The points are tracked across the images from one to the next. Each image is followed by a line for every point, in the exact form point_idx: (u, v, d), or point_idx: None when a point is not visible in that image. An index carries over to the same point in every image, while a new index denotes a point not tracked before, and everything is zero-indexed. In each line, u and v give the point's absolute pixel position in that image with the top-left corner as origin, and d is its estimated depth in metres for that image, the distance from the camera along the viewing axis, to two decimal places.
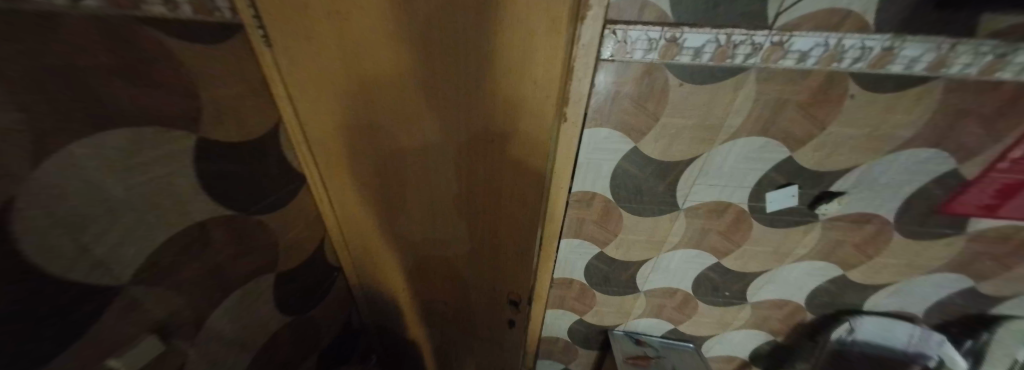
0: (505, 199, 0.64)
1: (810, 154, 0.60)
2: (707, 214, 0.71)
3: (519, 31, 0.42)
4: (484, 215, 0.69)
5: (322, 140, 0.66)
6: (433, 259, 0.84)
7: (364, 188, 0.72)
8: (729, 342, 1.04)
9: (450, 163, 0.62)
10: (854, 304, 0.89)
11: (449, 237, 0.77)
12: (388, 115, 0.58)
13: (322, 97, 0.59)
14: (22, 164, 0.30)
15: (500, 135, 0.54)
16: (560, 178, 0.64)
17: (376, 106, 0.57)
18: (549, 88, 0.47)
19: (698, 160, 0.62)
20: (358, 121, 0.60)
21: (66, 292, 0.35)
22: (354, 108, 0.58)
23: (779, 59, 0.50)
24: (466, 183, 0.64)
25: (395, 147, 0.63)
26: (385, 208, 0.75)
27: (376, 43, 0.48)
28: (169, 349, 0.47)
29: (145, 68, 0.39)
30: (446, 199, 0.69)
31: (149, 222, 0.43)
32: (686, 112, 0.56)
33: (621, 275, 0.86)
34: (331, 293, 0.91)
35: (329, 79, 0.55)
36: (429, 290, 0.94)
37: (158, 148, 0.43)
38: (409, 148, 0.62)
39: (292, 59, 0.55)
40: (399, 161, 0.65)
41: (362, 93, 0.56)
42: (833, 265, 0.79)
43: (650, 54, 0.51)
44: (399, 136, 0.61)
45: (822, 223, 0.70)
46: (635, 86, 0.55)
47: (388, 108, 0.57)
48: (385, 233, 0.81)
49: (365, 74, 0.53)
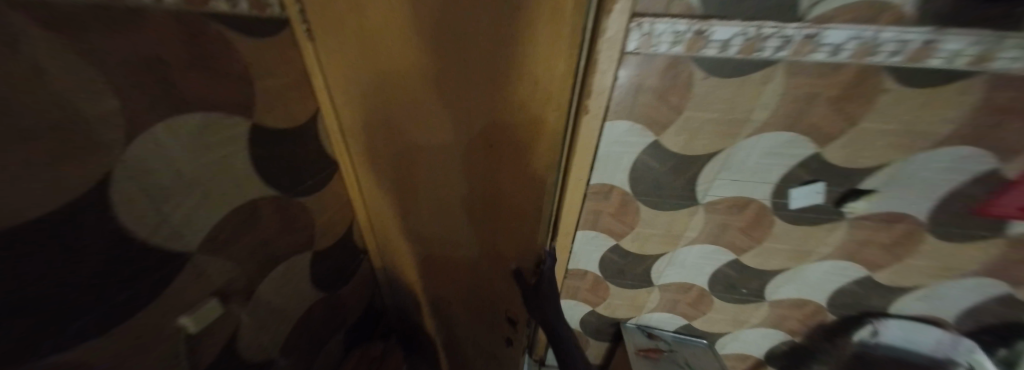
0: (518, 192, 0.66)
1: (838, 150, 0.59)
2: (727, 209, 0.71)
3: (541, 26, 0.44)
4: (496, 207, 0.71)
5: (352, 132, 0.71)
6: (449, 251, 0.87)
7: (386, 177, 0.76)
8: (743, 340, 1.04)
9: (466, 158, 0.65)
10: (879, 307, 0.86)
11: (461, 229, 0.79)
12: (411, 110, 0.61)
13: (355, 91, 0.63)
14: (117, 140, 0.35)
15: (517, 131, 0.57)
16: (576, 175, 0.64)
17: (396, 99, 0.61)
18: (561, 79, 0.49)
19: (721, 155, 0.62)
20: (384, 115, 0.64)
21: (149, 254, 0.41)
22: (377, 99, 0.62)
23: (810, 52, 0.49)
24: (483, 177, 0.67)
25: (414, 140, 0.66)
26: (406, 199, 0.79)
27: (397, 39, 0.53)
28: (226, 312, 0.53)
29: (209, 59, 0.44)
30: (463, 193, 0.71)
31: (213, 198, 0.48)
32: (710, 106, 0.57)
33: (636, 268, 0.87)
34: (355, 278, 0.95)
35: (358, 72, 0.60)
36: (443, 280, 0.96)
37: (219, 132, 0.48)
38: (429, 143, 0.65)
39: (331, 53, 0.59)
40: (416, 152, 0.68)
41: (389, 89, 0.60)
42: (858, 266, 0.77)
43: (676, 47, 0.51)
44: (416, 128, 0.64)
45: (848, 222, 0.69)
46: (659, 79, 0.55)
47: (412, 104, 0.60)
48: (406, 224, 0.85)
49: (387, 68, 0.57)
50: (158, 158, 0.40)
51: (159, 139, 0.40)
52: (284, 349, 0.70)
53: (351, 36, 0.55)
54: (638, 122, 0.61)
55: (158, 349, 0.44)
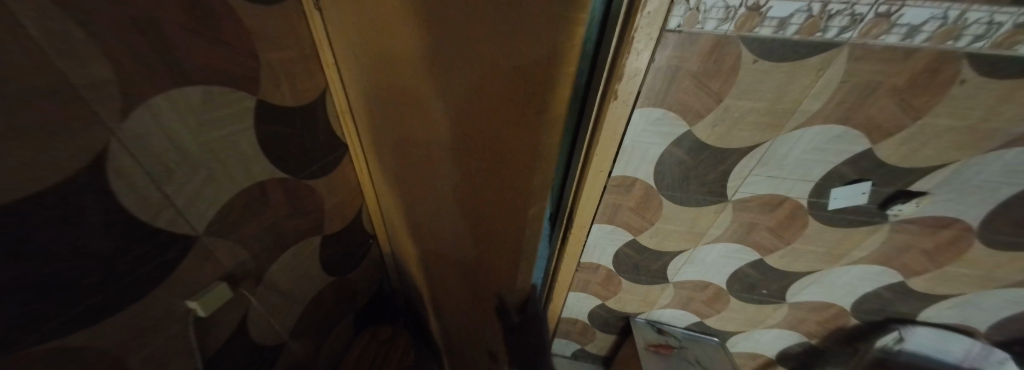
0: (516, 175, 0.70)
1: (893, 147, 0.54)
2: (758, 207, 0.66)
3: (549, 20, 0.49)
4: (493, 191, 0.74)
5: (358, 119, 0.69)
6: (447, 240, 0.87)
7: (392, 161, 0.75)
8: (756, 339, 1.01)
9: (465, 142, 0.67)
10: (907, 314, 0.82)
11: (458, 215, 0.80)
12: (418, 93, 0.61)
13: (363, 76, 0.62)
14: (112, 114, 0.32)
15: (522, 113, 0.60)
16: (580, 166, 0.66)
17: (400, 81, 0.60)
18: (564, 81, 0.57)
19: (759, 149, 0.57)
20: (391, 101, 0.64)
21: (154, 236, 0.39)
22: (382, 80, 0.61)
23: (881, 34, 0.43)
24: (485, 162, 0.68)
25: (416, 125, 0.66)
26: (410, 188, 0.79)
27: (406, 18, 0.53)
28: (235, 295, 0.52)
29: (211, 27, 0.41)
30: (465, 179, 0.72)
31: (219, 179, 0.45)
32: (756, 94, 0.51)
33: (652, 265, 0.83)
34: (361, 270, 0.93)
35: (365, 51, 0.58)
36: (446, 269, 0.95)
37: (224, 108, 0.44)
38: (429, 126, 0.66)
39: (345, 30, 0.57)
40: (418, 136, 0.68)
41: (395, 72, 0.59)
42: (893, 272, 0.73)
43: (725, 24, 0.46)
44: (417, 112, 0.64)
45: (889, 225, 0.64)
46: (700, 62, 0.50)
47: (416, 88, 0.61)
48: (409, 215, 0.85)
49: (393, 48, 0.56)
50: (160, 135, 0.37)
51: (159, 115, 0.37)
52: (294, 332, 0.70)
53: (366, 14, 0.53)
54: (672, 111, 0.56)
55: (167, 333, 0.42)
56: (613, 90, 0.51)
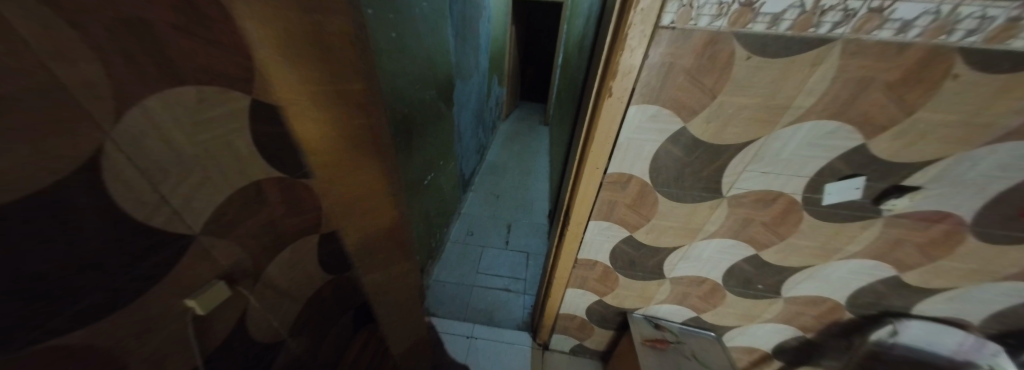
0: (362, 180, 0.68)
1: (887, 143, 0.54)
2: (753, 203, 0.66)
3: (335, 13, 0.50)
4: (367, 197, 0.71)
5: (326, 144, 0.60)
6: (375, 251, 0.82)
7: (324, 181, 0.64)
8: (753, 333, 1.02)
9: (353, 162, 0.64)
10: (901, 308, 0.83)
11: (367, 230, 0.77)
12: (320, 116, 0.57)
13: (321, 92, 0.55)
14: (106, 114, 0.33)
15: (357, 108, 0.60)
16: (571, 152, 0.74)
17: (317, 112, 0.56)
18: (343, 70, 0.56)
19: (754, 145, 0.57)
20: (307, 111, 0.55)
21: (151, 236, 0.39)
22: (303, 104, 0.55)
23: (874, 29, 0.43)
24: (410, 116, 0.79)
25: (327, 150, 0.61)
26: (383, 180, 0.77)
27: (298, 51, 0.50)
28: (233, 294, 0.52)
29: (204, 26, 0.41)
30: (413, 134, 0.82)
31: (214, 179, 0.46)
32: (750, 90, 0.51)
33: (648, 261, 0.84)
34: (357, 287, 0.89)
35: (291, 77, 0.51)
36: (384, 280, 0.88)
37: (218, 108, 0.45)
38: (337, 157, 0.62)
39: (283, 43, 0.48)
40: (326, 164, 0.62)
41: (309, 91, 0.54)
42: (887, 266, 0.73)
43: (718, 21, 0.46)
44: (319, 139, 0.59)
45: (883, 220, 0.64)
46: (693, 58, 0.50)
47: (325, 118, 0.57)
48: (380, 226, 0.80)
49: (310, 82, 0.53)
50: (153, 135, 0.37)
51: (153, 115, 0.37)
52: (294, 329, 0.71)
53: (283, 30, 0.48)
54: (667, 108, 0.56)
55: (165, 331, 0.43)
56: (610, 86, 0.55)
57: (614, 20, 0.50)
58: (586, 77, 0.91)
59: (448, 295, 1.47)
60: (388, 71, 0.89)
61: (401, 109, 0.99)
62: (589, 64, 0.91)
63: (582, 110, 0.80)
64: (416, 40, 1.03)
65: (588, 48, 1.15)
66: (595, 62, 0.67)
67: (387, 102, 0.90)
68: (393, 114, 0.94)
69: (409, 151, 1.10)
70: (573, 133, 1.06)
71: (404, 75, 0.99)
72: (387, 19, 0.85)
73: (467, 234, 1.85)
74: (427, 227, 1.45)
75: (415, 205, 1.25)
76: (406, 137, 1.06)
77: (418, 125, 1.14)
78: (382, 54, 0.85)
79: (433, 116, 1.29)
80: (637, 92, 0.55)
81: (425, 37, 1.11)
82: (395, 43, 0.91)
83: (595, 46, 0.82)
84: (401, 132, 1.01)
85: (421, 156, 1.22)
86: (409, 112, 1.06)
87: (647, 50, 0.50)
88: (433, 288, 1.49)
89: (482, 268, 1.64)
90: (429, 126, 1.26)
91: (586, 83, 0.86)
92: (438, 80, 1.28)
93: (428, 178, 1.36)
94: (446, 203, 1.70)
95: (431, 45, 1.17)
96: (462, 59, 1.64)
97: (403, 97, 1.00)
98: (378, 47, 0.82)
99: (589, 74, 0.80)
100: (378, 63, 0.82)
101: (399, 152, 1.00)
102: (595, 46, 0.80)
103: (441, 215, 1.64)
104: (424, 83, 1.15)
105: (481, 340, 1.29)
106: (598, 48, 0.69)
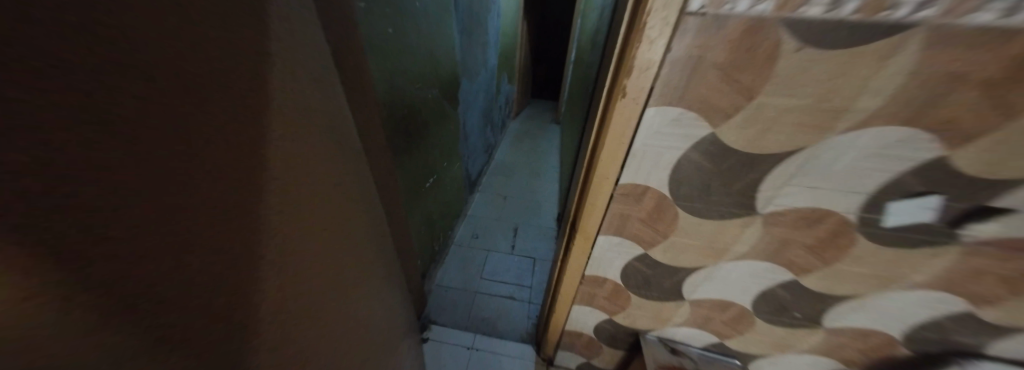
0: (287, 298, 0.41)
1: (976, 155, 0.43)
2: (795, 223, 0.56)
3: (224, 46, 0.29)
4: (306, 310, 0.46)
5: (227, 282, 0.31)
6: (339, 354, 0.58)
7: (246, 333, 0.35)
8: (785, 363, 0.91)
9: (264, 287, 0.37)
10: (975, 348, 0.69)
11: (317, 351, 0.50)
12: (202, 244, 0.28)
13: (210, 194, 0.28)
14: None
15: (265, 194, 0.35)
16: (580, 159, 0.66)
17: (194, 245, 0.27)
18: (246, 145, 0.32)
19: (800, 155, 0.48)
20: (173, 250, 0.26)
21: None
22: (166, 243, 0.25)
23: (972, 10, 0.34)
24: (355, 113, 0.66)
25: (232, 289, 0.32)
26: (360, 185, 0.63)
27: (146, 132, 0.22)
28: None
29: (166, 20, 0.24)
30: (365, 130, 0.71)
31: None
32: (797, 89, 0.42)
33: (665, 281, 0.75)
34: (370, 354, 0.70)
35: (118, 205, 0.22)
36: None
37: None
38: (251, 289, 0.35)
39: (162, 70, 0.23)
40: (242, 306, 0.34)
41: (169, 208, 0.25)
42: (959, 300, 0.61)
43: (762, 3, 0.37)
44: (210, 287, 0.30)
45: (960, 247, 0.53)
46: (726, 52, 0.41)
47: (208, 254, 0.29)
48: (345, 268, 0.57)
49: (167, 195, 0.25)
50: None
51: None
52: None
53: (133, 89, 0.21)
54: (693, 110, 0.47)
55: None
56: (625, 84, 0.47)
57: (630, 8, 0.43)
58: (598, 74, 0.83)
59: (450, 301, 1.43)
60: (385, 69, 0.84)
61: (400, 110, 0.94)
62: (603, 60, 0.82)
63: (593, 111, 0.72)
64: (416, 36, 0.98)
65: (601, 43, 1.06)
66: (607, 57, 0.60)
67: (386, 102, 0.85)
68: (391, 115, 0.89)
69: (409, 153, 1.06)
70: (583, 135, 0.98)
71: (403, 74, 0.94)
72: (383, 13, 0.80)
73: (472, 237, 1.79)
74: (429, 231, 1.41)
75: (414, 209, 1.20)
76: (406, 139, 1.01)
77: (419, 126, 1.09)
78: (378, 52, 0.79)
79: (436, 117, 1.24)
80: (656, 91, 0.47)
81: (426, 33, 1.05)
82: (393, 40, 0.86)
83: (608, 40, 0.73)
84: (400, 133, 0.96)
85: (422, 159, 1.17)
86: (408, 113, 1.00)
87: (670, 40, 0.42)
88: (435, 293, 1.45)
89: (486, 274, 1.58)
90: (431, 127, 1.21)
91: (598, 81, 0.78)
92: (441, 80, 1.23)
93: (430, 181, 1.31)
94: (450, 206, 1.65)
95: (433, 42, 1.11)
96: (468, 57, 1.58)
97: (402, 97, 0.95)
98: (373, 44, 0.77)
99: (603, 71, 0.72)
100: (373, 60, 0.77)
101: (397, 155, 0.95)
102: (609, 40, 0.72)
103: (444, 217, 1.59)
104: (426, 82, 1.10)
105: (481, 350, 1.24)
106: (613, 41, 0.60)
